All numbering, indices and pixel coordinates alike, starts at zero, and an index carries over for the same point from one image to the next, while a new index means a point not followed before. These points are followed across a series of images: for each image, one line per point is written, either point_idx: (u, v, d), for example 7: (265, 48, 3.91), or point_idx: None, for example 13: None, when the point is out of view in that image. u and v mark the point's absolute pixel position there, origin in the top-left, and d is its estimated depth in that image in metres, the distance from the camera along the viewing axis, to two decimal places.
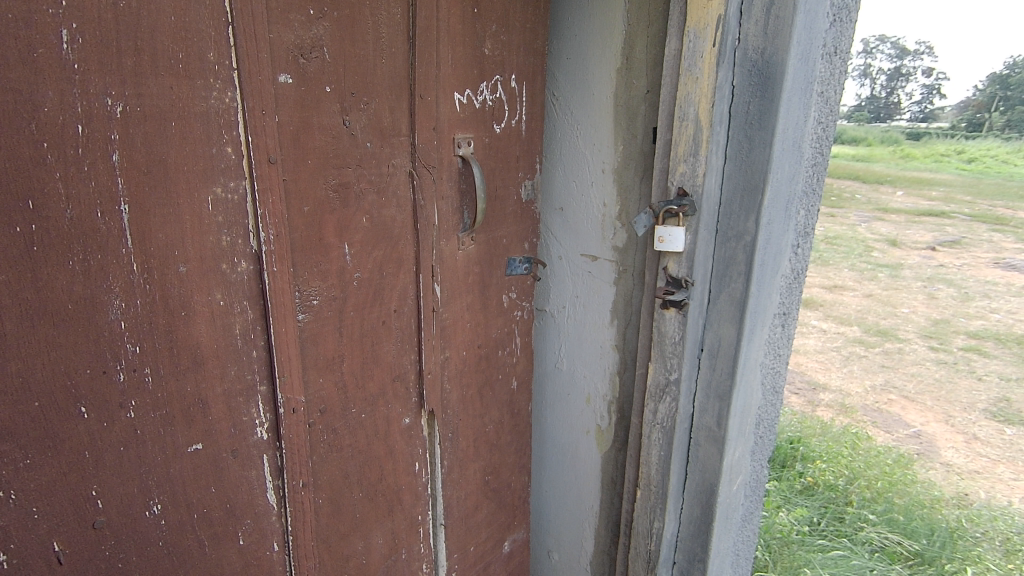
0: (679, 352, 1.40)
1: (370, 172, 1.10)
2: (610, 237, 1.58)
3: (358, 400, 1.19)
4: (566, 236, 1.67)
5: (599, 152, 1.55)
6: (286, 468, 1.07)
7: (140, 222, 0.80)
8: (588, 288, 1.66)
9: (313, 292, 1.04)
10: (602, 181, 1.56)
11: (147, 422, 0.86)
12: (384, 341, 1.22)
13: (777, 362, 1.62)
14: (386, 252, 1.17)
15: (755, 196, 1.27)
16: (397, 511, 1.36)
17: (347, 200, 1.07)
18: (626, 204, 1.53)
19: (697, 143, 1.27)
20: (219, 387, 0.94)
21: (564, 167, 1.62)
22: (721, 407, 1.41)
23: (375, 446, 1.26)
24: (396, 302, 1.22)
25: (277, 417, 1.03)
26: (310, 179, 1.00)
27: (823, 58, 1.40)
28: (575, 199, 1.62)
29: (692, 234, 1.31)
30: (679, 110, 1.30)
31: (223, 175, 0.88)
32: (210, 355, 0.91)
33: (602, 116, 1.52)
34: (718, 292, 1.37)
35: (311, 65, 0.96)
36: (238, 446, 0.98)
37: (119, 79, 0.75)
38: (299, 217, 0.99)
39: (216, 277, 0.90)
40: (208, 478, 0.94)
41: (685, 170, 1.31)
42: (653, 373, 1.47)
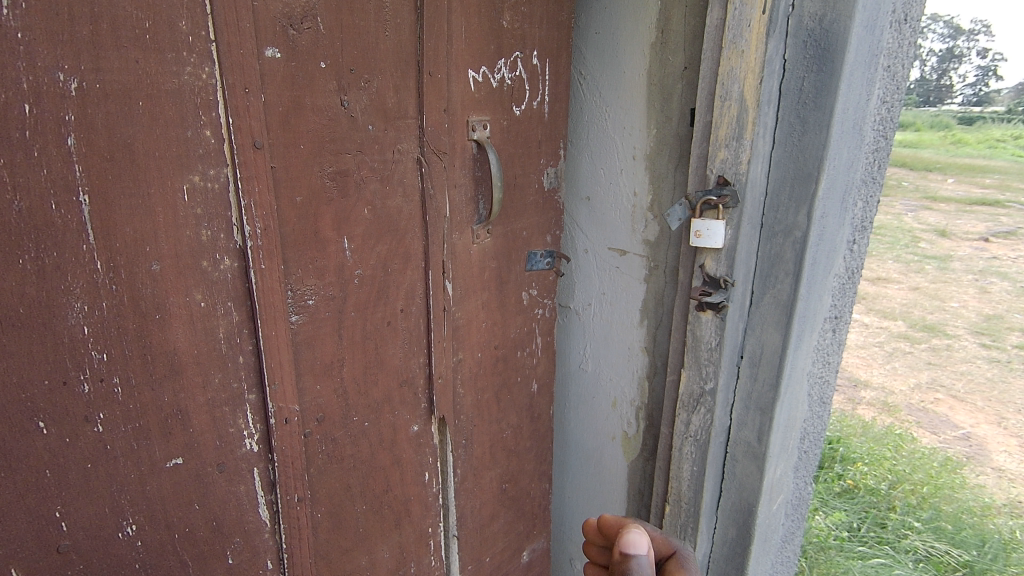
0: (716, 360, 1.26)
1: (373, 159, 1.00)
2: (640, 229, 1.44)
3: (360, 408, 1.11)
4: (592, 228, 1.54)
5: (629, 137, 1.41)
6: (279, 483, 0.99)
7: (103, 216, 0.70)
8: (617, 285, 1.53)
9: (308, 290, 0.95)
10: (633, 169, 1.42)
11: (116, 436, 0.77)
12: (389, 343, 1.12)
13: (827, 371, 1.45)
14: (390, 247, 1.07)
15: (808, 185, 1.12)
16: (404, 523, 1.28)
17: (346, 189, 0.97)
18: (658, 194, 1.39)
19: (742, 125, 1.12)
20: (201, 397, 0.85)
21: (590, 153, 1.49)
22: (762, 421, 1.28)
23: (380, 456, 1.18)
24: (402, 301, 1.12)
25: (267, 427, 0.95)
26: (302, 167, 0.90)
27: (892, 26, 1.22)
28: (604, 187, 1.49)
29: (734, 228, 1.17)
30: (720, 88, 1.14)
31: (201, 162, 0.78)
32: (190, 363, 0.83)
33: (634, 96, 1.38)
34: (761, 294, 1.22)
35: (302, 37, 0.85)
36: (224, 459, 0.90)
37: (73, 50, 0.65)
38: (291, 209, 0.89)
39: (195, 276, 0.80)
40: (190, 494, 0.87)
41: (726, 156, 1.15)
42: (687, 381, 1.33)
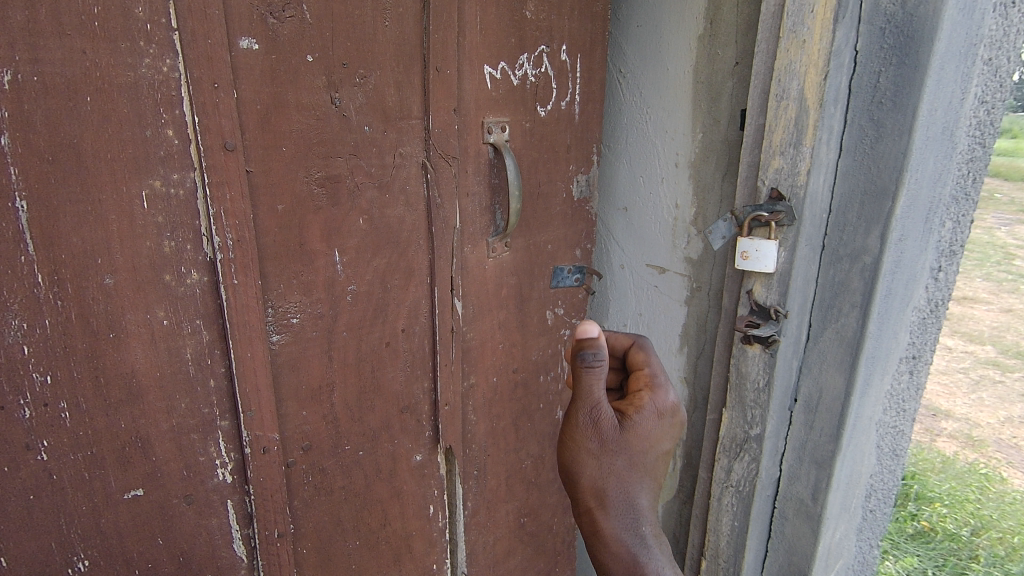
0: (764, 403, 1.08)
1: (370, 163, 0.90)
2: (682, 246, 1.28)
3: (354, 436, 1.01)
4: (629, 242, 1.39)
5: (671, 142, 1.25)
6: (256, 516, 0.90)
7: (45, 225, 0.63)
8: (654, 305, 1.37)
9: (292, 307, 0.86)
10: (676, 178, 1.26)
11: (64, 466, 0.70)
12: (388, 366, 1.02)
13: (900, 419, 1.24)
14: (390, 260, 0.97)
15: (881, 202, 0.94)
16: (405, 560, 1.18)
17: (337, 196, 0.87)
18: (703, 207, 1.23)
19: (801, 129, 0.95)
20: (166, 423, 0.78)
21: (628, 160, 1.34)
22: (818, 476, 1.09)
23: (376, 487, 1.07)
24: (404, 320, 1.02)
25: (243, 457, 0.86)
26: (285, 171, 0.81)
27: (995, 11, 1.01)
28: (642, 198, 1.34)
29: (789, 250, 0.99)
30: (775, 86, 0.97)
31: (163, 165, 0.70)
32: (151, 387, 0.75)
33: (678, 96, 1.22)
34: (821, 328, 1.04)
35: (284, 27, 0.76)
36: (192, 490, 0.82)
37: (7, 39, 0.58)
38: (271, 218, 0.81)
39: (156, 291, 0.73)
40: (153, 528, 0.80)
41: (781, 166, 0.98)
42: (729, 423, 1.16)
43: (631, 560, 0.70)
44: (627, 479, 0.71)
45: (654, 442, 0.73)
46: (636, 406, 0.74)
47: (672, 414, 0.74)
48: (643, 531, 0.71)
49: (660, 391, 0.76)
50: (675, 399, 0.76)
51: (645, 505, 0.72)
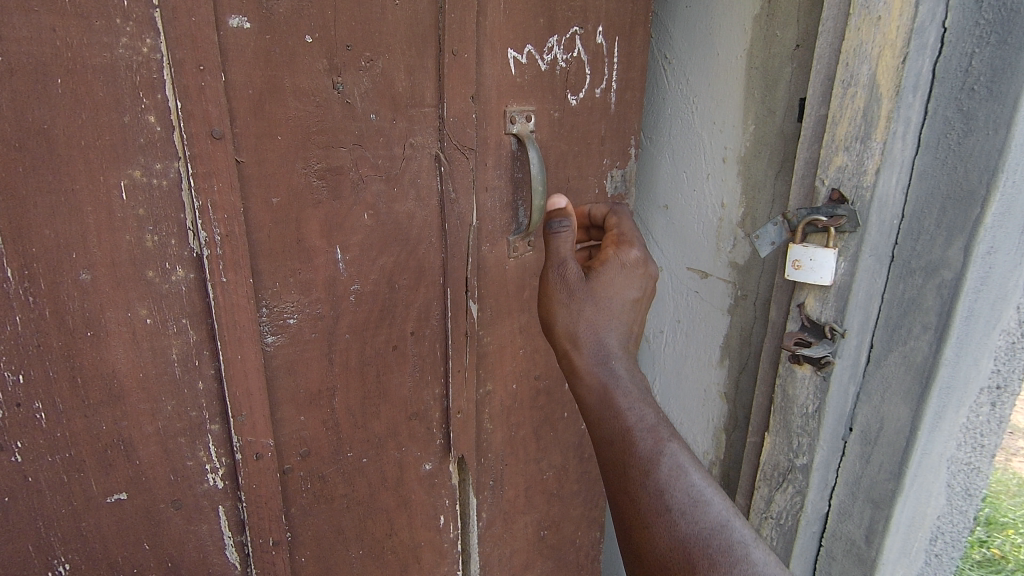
0: (813, 431, 0.94)
1: (376, 154, 0.83)
2: (727, 250, 1.14)
3: (357, 442, 0.95)
4: (669, 243, 1.26)
5: (720, 134, 1.12)
6: (249, 523, 0.85)
7: (15, 217, 0.59)
8: (694, 313, 1.24)
9: (288, 307, 0.81)
10: (723, 174, 1.13)
11: (40, 468, 0.68)
12: (395, 371, 0.96)
13: (980, 457, 1.06)
14: (398, 258, 0.90)
15: (968, 206, 0.79)
16: (412, 571, 1.12)
17: (339, 189, 0.81)
18: (753, 207, 1.09)
19: (870, 121, 0.81)
20: (151, 426, 0.74)
21: (671, 154, 1.21)
22: (874, 518, 0.95)
23: (382, 496, 1.01)
24: (413, 323, 0.95)
25: (234, 463, 0.82)
26: (281, 162, 0.75)
27: None
28: (685, 195, 1.21)
29: (851, 261, 0.86)
30: (841, 70, 0.84)
31: (144, 154, 0.65)
32: (134, 388, 0.71)
33: (729, 83, 1.09)
34: (886, 351, 0.90)
35: (279, 4, 0.70)
36: (180, 495, 0.79)
37: None
38: (265, 213, 0.75)
39: (138, 288, 0.68)
40: (138, 533, 0.77)
41: (845, 163, 0.85)
42: (771, 450, 1.03)
43: (604, 394, 0.74)
44: (596, 319, 0.76)
45: (621, 288, 0.78)
46: (602, 258, 0.79)
47: (639, 265, 0.79)
48: (613, 366, 0.75)
49: (627, 246, 0.81)
50: (642, 251, 0.81)
51: (616, 346, 0.76)
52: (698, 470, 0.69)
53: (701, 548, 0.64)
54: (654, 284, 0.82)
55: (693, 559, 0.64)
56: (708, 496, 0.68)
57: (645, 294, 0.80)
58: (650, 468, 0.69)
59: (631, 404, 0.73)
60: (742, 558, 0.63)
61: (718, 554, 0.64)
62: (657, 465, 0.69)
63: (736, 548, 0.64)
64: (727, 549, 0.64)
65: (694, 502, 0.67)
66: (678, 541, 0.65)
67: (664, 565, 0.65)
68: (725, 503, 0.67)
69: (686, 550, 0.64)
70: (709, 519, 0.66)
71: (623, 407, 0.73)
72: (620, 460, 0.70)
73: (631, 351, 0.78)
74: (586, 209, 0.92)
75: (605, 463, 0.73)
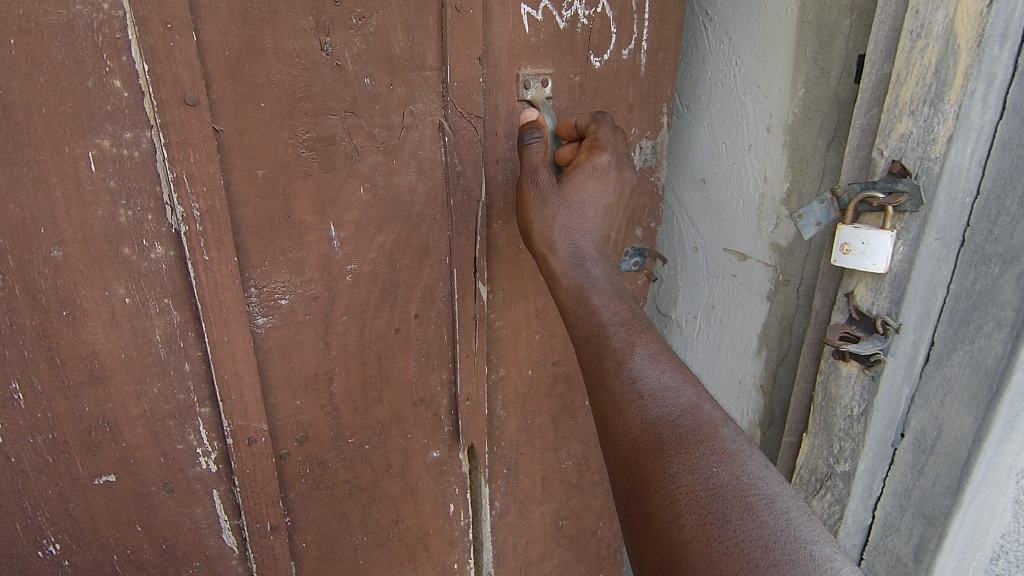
0: (858, 436, 0.83)
1: (372, 122, 0.76)
2: (768, 230, 1.00)
3: (358, 429, 0.90)
4: (704, 220, 1.12)
5: (765, 100, 0.97)
6: (246, 508, 0.83)
7: None
8: (730, 298, 1.11)
9: (279, 287, 0.76)
10: (767, 145, 0.98)
11: (22, 448, 0.66)
12: (398, 355, 0.90)
13: None
14: (398, 235, 0.83)
15: None
16: (421, 558, 1.08)
17: (331, 160, 0.75)
18: (800, 182, 0.95)
19: (943, 79, 0.68)
20: (136, 409, 0.71)
21: (709, 123, 1.07)
22: (926, 534, 0.84)
23: (386, 483, 0.97)
24: (417, 305, 0.89)
25: (227, 447, 0.78)
26: (264, 131, 0.69)
27: None
28: (723, 166, 1.06)
29: (912, 247, 0.74)
30: (910, 18, 0.70)
31: (111, 122, 0.61)
32: (116, 369, 0.69)
33: (778, 37, 0.93)
34: (949, 349, 0.78)
35: None
36: (171, 478, 0.76)
37: None
38: (250, 186, 0.70)
39: (114, 265, 0.65)
40: (129, 515, 0.75)
41: (910, 130, 0.72)
42: (809, 454, 0.91)
43: (579, 295, 0.76)
44: (571, 226, 0.80)
45: (592, 193, 0.81)
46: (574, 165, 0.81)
47: (609, 169, 0.81)
48: (587, 267, 0.78)
49: (599, 151, 0.82)
50: (613, 156, 0.82)
51: (589, 248, 0.80)
52: (668, 364, 0.68)
53: (671, 429, 0.61)
54: (627, 187, 0.84)
55: (663, 440, 0.60)
56: (677, 385, 0.65)
57: (617, 198, 0.83)
58: (623, 359, 0.68)
59: (605, 302, 0.75)
60: (713, 438, 0.59)
61: (688, 434, 0.60)
62: (629, 355, 0.68)
63: (707, 429, 0.61)
64: (698, 429, 0.60)
65: (663, 387, 0.65)
66: (649, 423, 0.62)
67: (635, 452, 0.62)
68: (697, 391, 0.65)
69: (657, 433, 0.61)
70: (679, 404, 0.63)
71: (597, 306, 0.74)
72: (595, 355, 0.71)
73: (608, 254, 0.82)
74: (573, 120, 0.89)
75: (587, 365, 0.72)
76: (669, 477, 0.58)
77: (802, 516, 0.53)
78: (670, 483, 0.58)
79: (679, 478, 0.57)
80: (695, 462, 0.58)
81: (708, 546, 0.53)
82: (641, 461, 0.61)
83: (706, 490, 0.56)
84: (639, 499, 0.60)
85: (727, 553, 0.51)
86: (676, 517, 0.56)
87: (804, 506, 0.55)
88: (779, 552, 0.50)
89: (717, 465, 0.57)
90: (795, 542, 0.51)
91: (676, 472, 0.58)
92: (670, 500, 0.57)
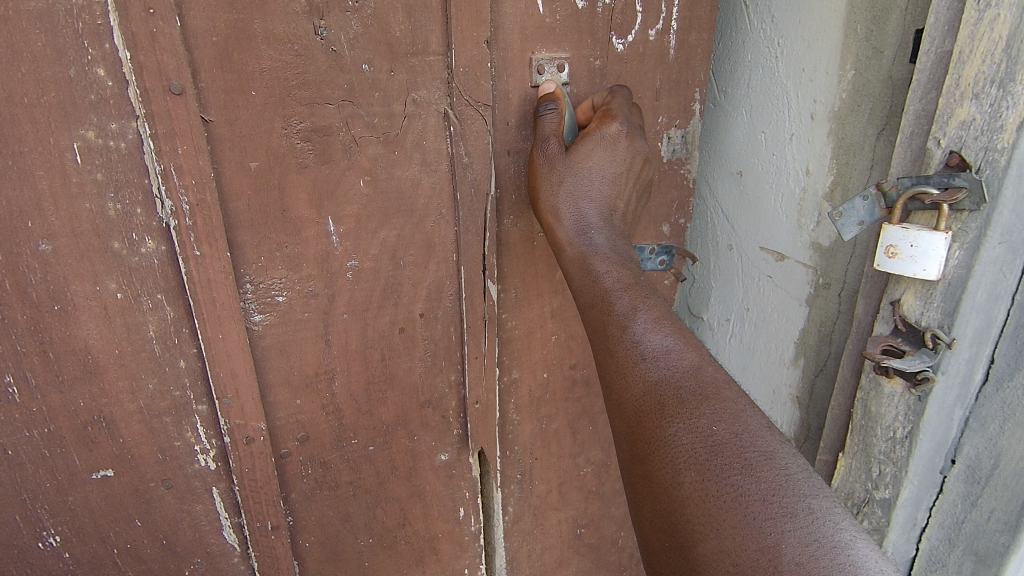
0: (900, 460, 0.75)
1: (371, 111, 0.72)
2: (809, 227, 0.89)
3: (362, 429, 0.88)
4: (739, 215, 1.01)
5: (808, 84, 0.85)
6: (246, 507, 0.81)
7: None
8: (765, 302, 0.99)
9: (276, 283, 0.74)
10: (810, 134, 0.86)
11: (19, 442, 0.66)
12: (403, 355, 0.87)
13: None
14: (402, 230, 0.80)
15: None
16: (429, 562, 1.05)
17: (329, 151, 0.71)
18: (846, 174, 0.83)
19: (1015, 57, 0.58)
20: (132, 405, 0.70)
21: (747, 109, 0.95)
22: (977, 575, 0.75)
23: (392, 485, 0.94)
24: (423, 303, 0.85)
25: (225, 446, 0.77)
26: (256, 121, 0.66)
27: None
28: (760, 155, 0.95)
29: (970, 251, 0.65)
30: None
31: (97, 112, 0.59)
32: (111, 365, 0.68)
33: (824, 7, 0.81)
34: (1013, 370, 0.67)
35: None
36: (170, 475, 0.75)
37: None
38: (243, 178, 0.68)
39: (105, 260, 0.64)
40: (128, 510, 0.74)
41: (973, 116, 0.62)
42: (846, 477, 0.82)
43: (582, 263, 0.75)
44: (575, 195, 0.77)
45: (600, 162, 0.78)
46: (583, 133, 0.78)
47: (620, 138, 0.78)
48: (591, 236, 0.76)
49: (610, 119, 0.78)
50: (626, 126, 0.79)
51: (595, 218, 0.77)
52: (670, 325, 0.66)
53: (672, 389, 0.60)
54: (638, 157, 0.80)
55: (665, 399, 0.59)
56: (678, 346, 0.63)
57: (627, 168, 0.80)
58: (627, 323, 0.66)
59: (608, 268, 0.73)
60: (715, 398, 0.58)
61: (689, 394, 0.59)
62: (632, 319, 0.66)
63: (709, 389, 0.59)
64: (700, 389, 0.59)
65: (665, 351, 0.63)
66: (650, 385, 0.61)
67: (638, 413, 0.61)
68: (699, 353, 0.63)
69: (658, 393, 0.60)
70: (681, 366, 0.62)
71: (599, 275, 0.72)
72: (599, 320, 0.69)
73: (615, 223, 0.79)
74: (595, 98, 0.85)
75: (592, 331, 0.70)
76: (670, 436, 0.57)
77: (802, 472, 0.52)
78: (670, 442, 0.56)
79: (679, 437, 0.56)
80: (695, 422, 0.56)
81: (706, 500, 0.52)
82: (643, 421, 0.60)
83: (706, 448, 0.54)
84: (640, 458, 0.59)
85: (725, 507, 0.51)
86: (675, 474, 0.55)
87: (806, 464, 0.53)
88: (777, 505, 0.50)
89: (718, 423, 0.56)
90: (793, 496, 0.50)
91: (676, 432, 0.57)
92: (671, 459, 0.56)
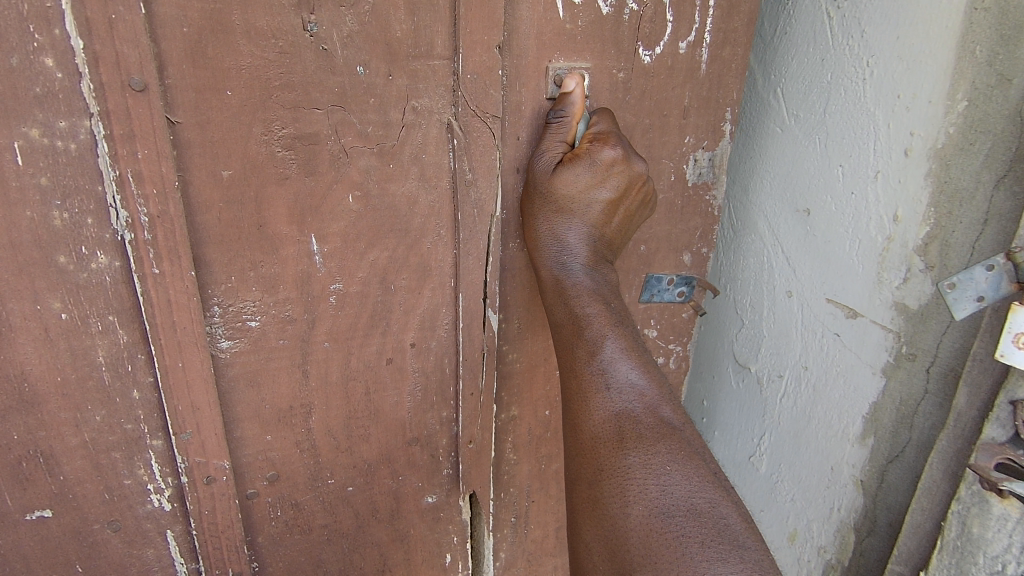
0: None
1: (364, 119, 0.64)
2: (894, 283, 0.73)
3: (339, 468, 0.79)
4: (807, 259, 0.85)
5: (904, 112, 0.70)
6: (204, 552, 0.72)
7: None
8: (829, 364, 0.83)
9: (248, 306, 0.65)
10: (902, 174, 0.71)
11: None
12: (390, 389, 0.78)
13: None
14: (394, 253, 0.71)
15: None
16: None
17: (313, 161, 0.63)
18: (949, 225, 0.67)
19: None
20: (76, 439, 0.62)
21: (823, 138, 0.81)
22: None
23: (372, 529, 0.85)
24: (414, 333, 0.76)
25: (182, 485, 0.68)
26: (230, 125, 0.58)
27: None
28: (838, 192, 0.79)
29: None
30: None
31: (43, 108, 0.51)
32: (51, 394, 0.59)
33: (935, 21, 0.66)
34: None
35: None
36: (118, 517, 0.67)
37: None
38: (213, 188, 0.59)
39: (48, 277, 0.56)
40: (69, 555, 0.66)
41: None
42: None
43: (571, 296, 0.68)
44: (557, 219, 0.70)
45: (588, 189, 0.69)
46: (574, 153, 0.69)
47: (611, 165, 0.68)
48: (568, 264, 0.70)
49: (604, 144, 0.69)
50: (623, 150, 0.69)
51: (576, 245, 0.70)
52: (640, 361, 0.63)
53: (633, 424, 0.59)
54: (632, 183, 0.71)
55: (625, 431, 0.58)
56: (643, 382, 0.62)
57: (617, 195, 0.70)
58: (595, 349, 0.63)
59: (580, 292, 0.67)
60: (671, 438, 0.58)
61: (648, 430, 0.58)
62: (601, 346, 0.63)
63: (667, 429, 0.59)
64: (658, 427, 0.58)
65: (630, 385, 0.61)
66: (612, 416, 0.60)
67: (595, 440, 0.60)
68: (663, 392, 0.62)
69: (620, 425, 0.59)
70: (643, 403, 0.60)
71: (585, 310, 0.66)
72: (568, 343, 0.66)
73: (599, 249, 0.72)
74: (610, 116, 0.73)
75: (561, 352, 0.67)
76: (623, 468, 0.56)
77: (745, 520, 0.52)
78: (623, 474, 0.56)
79: (632, 470, 0.56)
80: (650, 457, 0.56)
81: (648, 535, 0.52)
82: (599, 449, 0.59)
83: (656, 487, 0.54)
84: (591, 484, 0.59)
85: (664, 544, 0.51)
86: (624, 506, 0.55)
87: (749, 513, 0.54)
88: (714, 548, 0.50)
89: (671, 463, 0.55)
90: (730, 541, 0.50)
91: (630, 464, 0.56)
92: (622, 489, 0.56)
